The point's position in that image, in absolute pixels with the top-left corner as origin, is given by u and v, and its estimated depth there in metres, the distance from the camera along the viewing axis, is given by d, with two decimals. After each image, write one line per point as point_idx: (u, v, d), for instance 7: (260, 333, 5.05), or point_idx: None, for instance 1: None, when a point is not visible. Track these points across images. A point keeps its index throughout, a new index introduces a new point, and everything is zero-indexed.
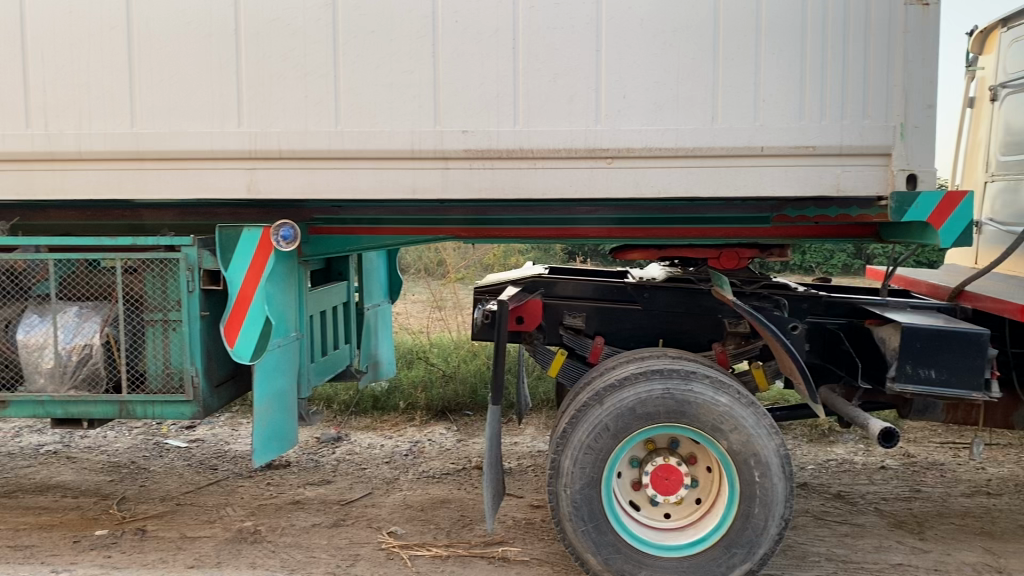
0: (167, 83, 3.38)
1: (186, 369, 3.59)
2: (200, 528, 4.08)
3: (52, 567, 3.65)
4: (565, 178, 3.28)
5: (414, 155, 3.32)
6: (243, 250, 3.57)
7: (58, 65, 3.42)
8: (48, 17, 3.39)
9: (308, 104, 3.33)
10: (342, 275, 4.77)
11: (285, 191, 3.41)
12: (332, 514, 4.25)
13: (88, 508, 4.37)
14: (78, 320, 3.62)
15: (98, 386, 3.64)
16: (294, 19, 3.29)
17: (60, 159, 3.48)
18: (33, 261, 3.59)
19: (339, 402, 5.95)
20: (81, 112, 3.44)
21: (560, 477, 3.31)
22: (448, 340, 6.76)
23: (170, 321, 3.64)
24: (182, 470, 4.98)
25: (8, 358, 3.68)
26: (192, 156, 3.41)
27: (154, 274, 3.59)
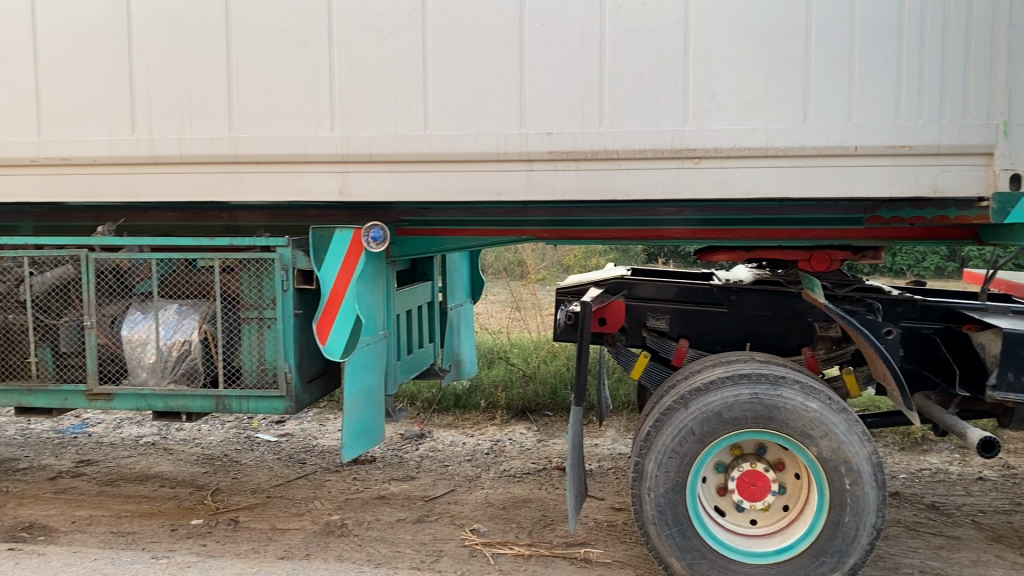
0: (264, 90, 3.50)
1: (279, 366, 3.71)
2: (291, 521, 4.20)
3: (152, 553, 3.81)
4: (651, 179, 3.26)
5: (499, 157, 3.35)
6: (335, 250, 3.68)
7: (162, 74, 3.57)
8: (153, 26, 3.54)
9: (396, 108, 3.40)
10: (427, 275, 4.84)
11: (376, 193, 3.49)
12: (416, 510, 4.32)
13: (184, 498, 4.55)
14: (178, 317, 3.78)
15: (197, 380, 3.78)
16: (384, 25, 3.37)
17: (162, 163, 3.62)
18: (137, 261, 3.75)
19: (422, 399, 6.07)
20: (182, 117, 3.59)
21: (644, 480, 3.30)
22: (528, 340, 6.78)
23: (266, 319, 3.74)
24: (272, 463, 5.13)
25: (113, 353, 3.83)
26: (287, 159, 3.52)
27: (250, 274, 3.72)
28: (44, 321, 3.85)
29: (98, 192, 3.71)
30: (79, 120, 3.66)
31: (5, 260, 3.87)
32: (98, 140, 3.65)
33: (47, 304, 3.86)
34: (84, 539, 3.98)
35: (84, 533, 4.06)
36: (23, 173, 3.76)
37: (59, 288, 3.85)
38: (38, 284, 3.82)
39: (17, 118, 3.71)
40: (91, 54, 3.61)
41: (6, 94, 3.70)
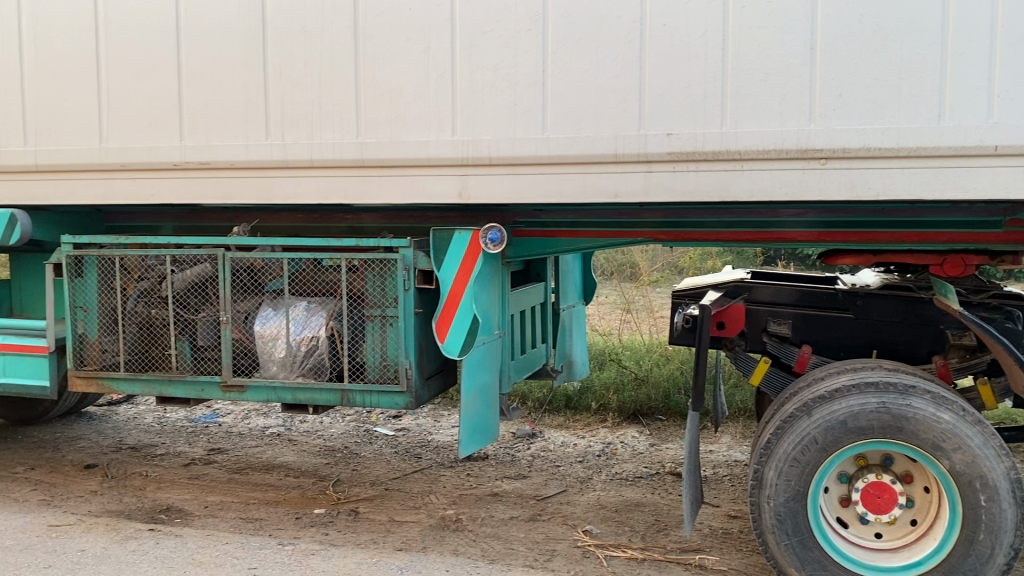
0: (389, 96, 3.61)
1: (400, 362, 3.82)
2: (408, 514, 4.32)
3: (278, 540, 3.99)
4: (774, 180, 3.18)
5: (617, 159, 3.35)
6: (454, 250, 3.78)
7: (294, 82, 3.74)
8: (286, 37, 3.71)
9: (516, 111, 3.45)
10: (540, 277, 4.85)
11: (495, 196, 3.54)
12: (529, 508, 4.37)
13: (308, 487, 4.74)
14: (306, 314, 3.95)
15: (323, 374, 3.94)
16: (506, 30, 3.43)
17: (293, 167, 3.79)
18: (269, 260, 3.94)
19: (534, 399, 6.13)
20: (312, 122, 3.74)
21: (763, 488, 3.24)
22: (640, 343, 6.73)
23: (388, 317, 3.86)
24: (389, 457, 5.28)
25: (246, 347, 4.05)
26: (409, 163, 3.62)
27: (374, 273, 3.84)
28: (183, 316, 4.09)
29: (234, 195, 3.89)
30: (217, 126, 3.87)
31: (149, 259, 4.13)
32: (235, 145, 3.85)
33: (186, 300, 4.09)
34: (216, 523, 4.21)
35: (216, 517, 4.29)
36: (166, 178, 3.98)
37: (197, 285, 4.08)
38: (178, 281, 4.06)
39: (162, 125, 3.95)
40: (230, 63, 3.81)
41: (153, 103, 3.95)
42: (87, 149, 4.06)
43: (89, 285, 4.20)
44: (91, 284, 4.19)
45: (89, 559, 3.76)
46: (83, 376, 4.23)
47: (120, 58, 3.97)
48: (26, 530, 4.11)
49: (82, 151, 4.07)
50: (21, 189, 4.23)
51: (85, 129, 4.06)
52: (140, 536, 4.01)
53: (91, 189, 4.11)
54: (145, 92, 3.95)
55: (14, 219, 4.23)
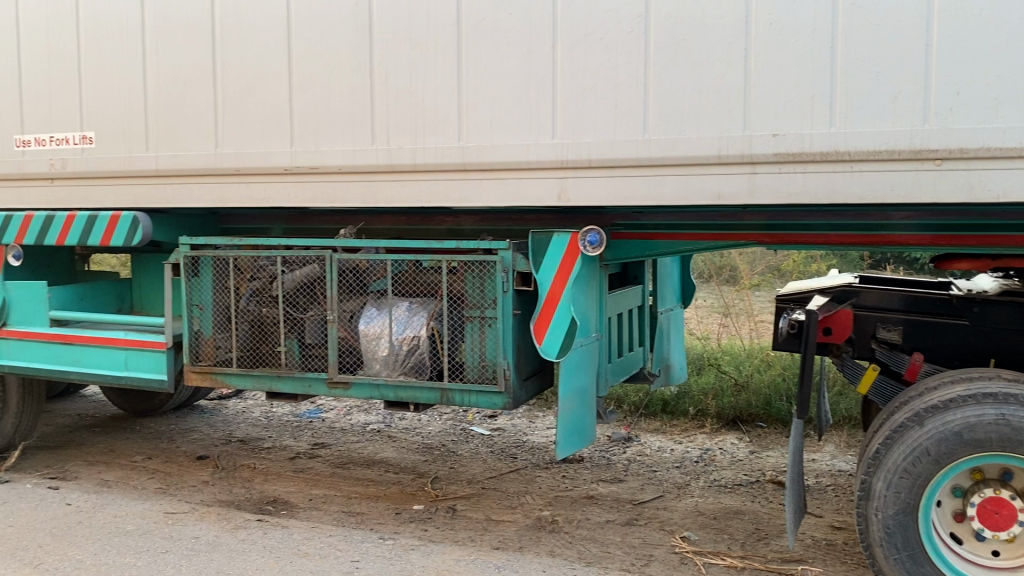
0: (491, 101, 3.66)
1: (499, 363, 3.87)
2: (504, 513, 4.36)
3: (379, 534, 4.09)
4: (885, 181, 3.07)
5: (721, 160, 3.30)
6: (552, 253, 3.81)
7: (399, 89, 3.83)
8: (392, 44, 3.81)
9: (617, 113, 3.45)
10: (638, 279, 4.81)
11: (595, 198, 3.54)
12: (625, 512, 4.35)
13: (407, 483, 4.85)
14: (408, 314, 4.03)
15: (423, 373, 4.01)
16: (608, 33, 3.43)
17: (397, 170, 3.87)
18: (373, 261, 4.05)
19: (630, 403, 6.11)
20: (415, 127, 3.82)
21: (870, 499, 3.15)
22: (740, 348, 6.60)
23: (487, 318, 3.90)
24: (486, 456, 5.34)
25: (351, 345, 4.14)
26: (509, 166, 3.66)
27: (474, 274, 3.89)
28: (292, 315, 4.23)
29: (341, 199, 4.01)
30: (325, 132, 4.00)
31: (260, 260, 4.27)
32: (341, 150, 3.96)
33: (295, 299, 4.24)
34: (321, 516, 4.34)
35: (320, 510, 4.43)
36: (276, 182, 4.14)
37: (306, 285, 4.23)
38: (288, 281, 4.21)
39: (273, 131, 4.11)
40: (337, 71, 3.94)
41: (264, 110, 4.11)
42: (204, 154, 4.27)
43: (205, 283, 4.40)
44: (206, 283, 4.41)
45: (202, 545, 3.94)
46: (199, 370, 4.44)
47: (235, 67, 4.15)
48: (145, 516, 4.34)
49: (199, 157, 4.28)
50: (143, 193, 4.46)
51: (202, 136, 4.27)
52: (249, 526, 4.18)
53: (206, 192, 4.31)
54: (257, 100, 4.12)
55: (137, 220, 4.45)
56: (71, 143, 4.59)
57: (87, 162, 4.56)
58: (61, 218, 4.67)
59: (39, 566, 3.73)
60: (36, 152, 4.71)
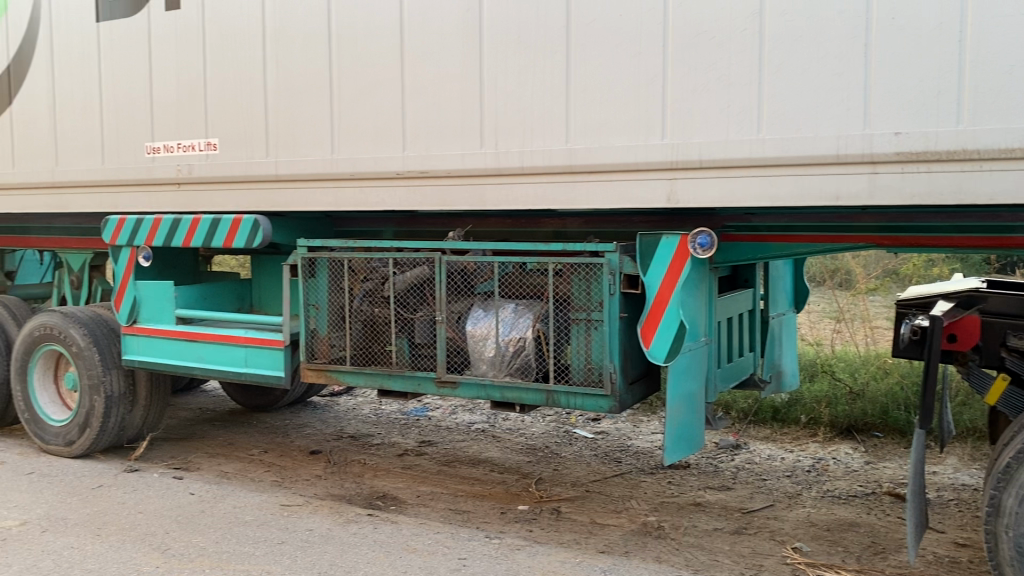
0: (600, 102, 3.65)
1: (605, 366, 3.84)
2: (609, 517, 4.34)
3: (485, 533, 4.14)
4: (1019, 181, 2.90)
5: (839, 160, 3.19)
6: (660, 256, 3.77)
7: (508, 92, 3.87)
8: (502, 48, 3.85)
9: (730, 113, 3.39)
10: (749, 283, 4.70)
11: (706, 200, 3.47)
12: (734, 520, 4.26)
13: (511, 483, 4.88)
14: (514, 316, 4.06)
15: (529, 374, 4.03)
16: (721, 31, 3.37)
17: (505, 173, 3.91)
18: (481, 262, 4.11)
19: (738, 409, 5.98)
20: (523, 129, 3.85)
21: (1001, 516, 2.99)
22: (855, 354, 6.37)
23: (593, 320, 3.89)
24: (589, 459, 5.33)
25: (459, 346, 4.21)
26: (618, 168, 3.64)
27: (580, 277, 3.87)
28: (402, 316, 4.31)
29: (451, 202, 4.08)
30: (436, 136, 4.07)
31: (373, 261, 4.40)
32: (451, 154, 4.03)
33: (406, 300, 4.32)
34: (428, 513, 4.42)
35: (427, 507, 4.52)
36: (388, 186, 4.24)
37: (416, 286, 4.30)
38: (399, 282, 4.31)
39: (386, 136, 4.22)
40: (447, 76, 4.01)
41: (377, 115, 4.23)
42: (320, 160, 4.41)
43: (321, 284, 4.56)
44: (322, 283, 4.55)
45: (316, 538, 4.07)
46: (315, 368, 4.59)
47: (351, 76, 4.28)
48: (263, 508, 4.52)
49: (315, 162, 4.43)
50: (262, 198, 4.65)
51: (318, 141, 4.42)
52: (359, 520, 4.30)
53: (321, 196, 4.45)
54: (370, 105, 4.24)
55: (258, 224, 4.64)
56: (197, 149, 4.83)
57: (211, 167, 4.79)
58: (187, 221, 4.91)
59: (165, 551, 3.93)
60: (164, 158, 4.97)
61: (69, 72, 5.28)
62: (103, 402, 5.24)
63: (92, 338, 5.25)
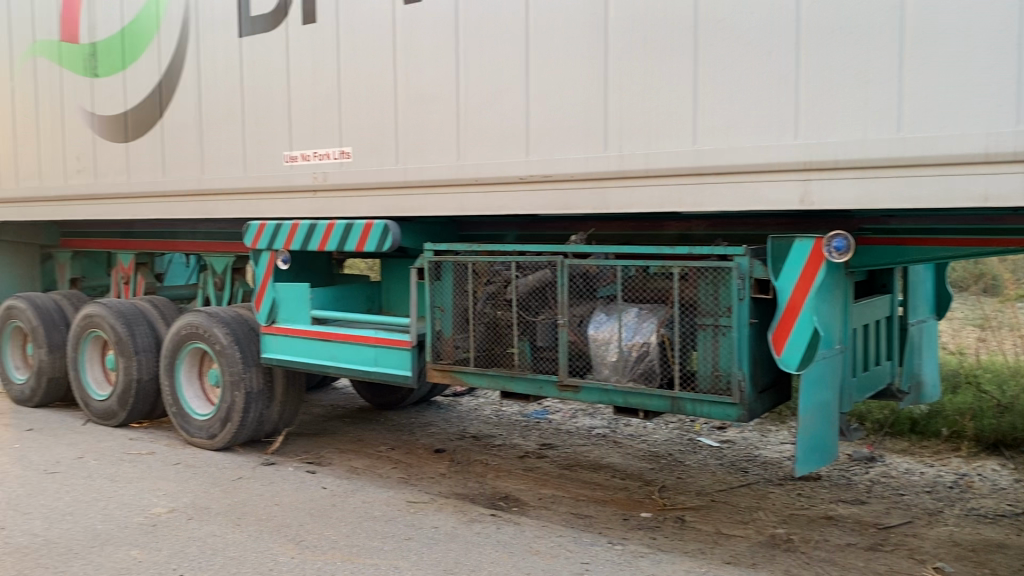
0: (729, 103, 3.58)
1: (734, 374, 3.74)
2: (735, 528, 4.24)
3: (608, 538, 4.12)
4: None
5: (989, 159, 3.01)
6: (794, 259, 3.65)
7: (634, 96, 3.84)
8: (627, 51, 3.83)
9: (868, 111, 3.25)
10: (886, 287, 4.50)
11: (842, 202, 3.33)
12: (868, 536, 4.08)
13: (634, 490, 4.84)
14: (637, 320, 4.03)
15: (653, 380, 3.98)
16: (859, 26, 3.25)
17: (630, 177, 3.87)
18: (603, 267, 4.08)
19: (873, 420, 5.74)
20: (649, 132, 3.81)
21: None
22: (1003, 364, 5.98)
23: (721, 326, 3.79)
24: (714, 468, 5.22)
25: (581, 350, 4.19)
26: (748, 170, 3.54)
27: (707, 281, 3.79)
28: (525, 318, 4.35)
29: (575, 206, 4.06)
30: (561, 141, 4.08)
31: (496, 264, 4.44)
32: (575, 158, 4.03)
33: (529, 304, 4.35)
34: (550, 516, 4.44)
35: (549, 510, 4.53)
36: (512, 190, 4.28)
37: (538, 290, 4.32)
38: (522, 285, 4.34)
39: (511, 142, 4.26)
40: (572, 80, 4.02)
41: (502, 122, 4.28)
42: (447, 166, 4.51)
43: (446, 286, 4.65)
44: (447, 286, 4.64)
45: (442, 536, 4.15)
46: (440, 368, 4.70)
47: (477, 83, 4.36)
48: (390, 504, 4.65)
49: (443, 168, 4.52)
50: (392, 203, 4.79)
51: (445, 148, 4.52)
52: (483, 520, 4.36)
53: (448, 201, 4.54)
54: (496, 111, 4.30)
55: (388, 228, 4.78)
56: (332, 157, 5.03)
57: (344, 175, 4.96)
58: (322, 226, 5.10)
59: (300, 542, 4.10)
60: (301, 166, 5.19)
61: (216, 86, 5.60)
62: (243, 398, 5.51)
63: (232, 337, 5.53)
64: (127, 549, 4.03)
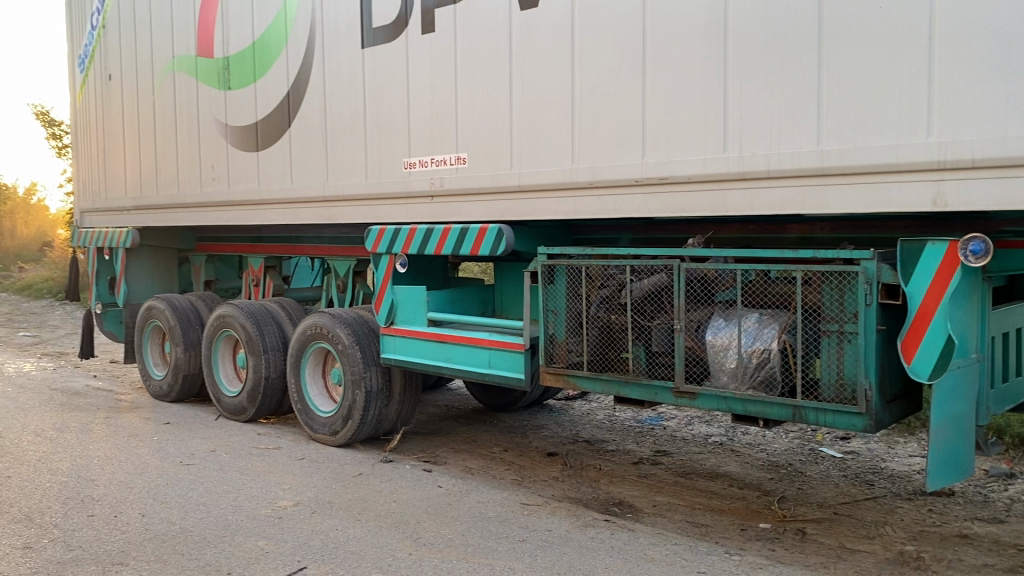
0: (855, 102, 3.45)
1: (860, 383, 3.61)
2: (861, 543, 4.07)
3: (725, 548, 4.03)
4: None
5: None
6: (926, 263, 3.47)
7: (754, 96, 3.75)
8: (747, 50, 3.75)
9: (1008, 107, 3.06)
10: None
11: (979, 203, 3.15)
12: (1008, 557, 3.84)
13: (752, 500, 4.72)
14: (758, 326, 3.93)
15: (774, 389, 3.87)
16: (998, 17, 3.07)
17: (750, 179, 3.78)
18: (722, 270, 4.00)
19: (1013, 434, 5.41)
20: (770, 133, 3.71)
21: None
22: None
23: (846, 333, 3.67)
24: (838, 480, 5.03)
25: (698, 356, 4.11)
26: (876, 170, 3.40)
27: (832, 286, 3.67)
28: (640, 323, 4.32)
29: (693, 208, 3.99)
30: (677, 142, 4.03)
31: (610, 268, 4.43)
32: (693, 160, 3.97)
33: (643, 308, 4.31)
34: (665, 523, 4.38)
35: (665, 517, 4.47)
36: (628, 193, 4.26)
37: (654, 294, 4.28)
38: (637, 289, 4.31)
39: (626, 145, 4.24)
40: (689, 82, 3.96)
41: (618, 125, 4.26)
42: (562, 170, 4.52)
43: (559, 290, 4.65)
44: (560, 289, 4.65)
45: (556, 539, 4.16)
46: (553, 372, 4.71)
47: (592, 89, 4.35)
48: (504, 505, 4.69)
49: (557, 172, 4.54)
50: (507, 208, 4.84)
51: (560, 152, 4.53)
52: (597, 525, 4.35)
53: (563, 205, 4.56)
54: (611, 115, 4.29)
55: (501, 233, 4.83)
56: (448, 163, 5.12)
57: (461, 180, 5.05)
58: (439, 230, 5.21)
59: (417, 539, 4.19)
60: (420, 173, 5.32)
61: (340, 96, 5.81)
62: (363, 396, 5.69)
63: (354, 337, 5.73)
64: (256, 540, 4.22)
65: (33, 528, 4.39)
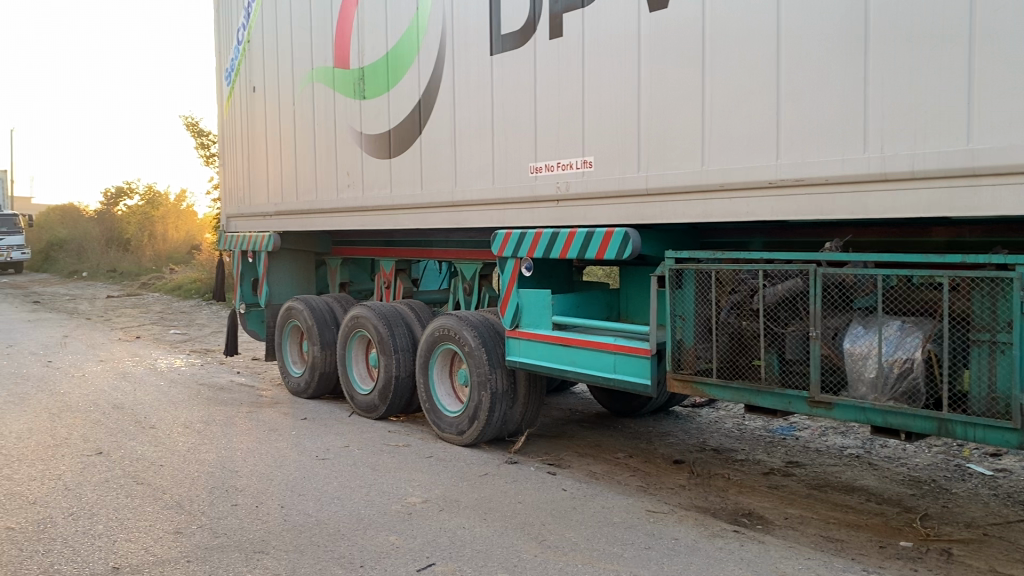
0: (1010, 96, 3.24)
1: (1015, 397, 3.39)
2: (1014, 567, 3.82)
3: (863, 566, 3.86)
4: None
5: None
6: None
7: (897, 92, 3.59)
8: (890, 45, 3.59)
9: None
10: None
11: None
12: None
13: (892, 516, 4.50)
14: (900, 334, 3.76)
15: (917, 400, 3.68)
16: None
17: (892, 179, 3.61)
18: (861, 276, 3.82)
19: None
20: (914, 131, 3.54)
21: None
22: None
23: (999, 343, 3.46)
24: (988, 499, 4.73)
25: (834, 365, 3.96)
26: None
27: (983, 292, 3.46)
28: (773, 330, 4.17)
29: (830, 211, 3.85)
30: (813, 143, 3.90)
31: (741, 273, 4.30)
32: (830, 161, 3.83)
33: (777, 314, 4.17)
34: (798, 537, 4.24)
35: (797, 531, 4.33)
36: (760, 196, 4.15)
37: (788, 300, 4.13)
38: (770, 295, 4.17)
39: (759, 145, 4.13)
40: (827, 80, 3.83)
41: (750, 126, 4.16)
42: (691, 172, 4.45)
43: (688, 294, 4.58)
44: (689, 294, 4.58)
45: (682, 548, 4.10)
46: (680, 378, 4.63)
47: (724, 89, 4.27)
48: (630, 512, 4.65)
49: (686, 174, 4.47)
50: (633, 211, 4.81)
51: (689, 154, 4.46)
52: (726, 536, 4.25)
53: (691, 209, 4.49)
54: (743, 115, 4.19)
55: (627, 236, 4.81)
56: (574, 167, 5.14)
57: (586, 184, 5.05)
58: (564, 234, 5.25)
59: (542, 542, 4.22)
60: (546, 177, 5.35)
61: (469, 102, 5.92)
62: (489, 398, 5.77)
63: (481, 340, 5.83)
64: (386, 535, 4.35)
65: (184, 514, 4.69)
